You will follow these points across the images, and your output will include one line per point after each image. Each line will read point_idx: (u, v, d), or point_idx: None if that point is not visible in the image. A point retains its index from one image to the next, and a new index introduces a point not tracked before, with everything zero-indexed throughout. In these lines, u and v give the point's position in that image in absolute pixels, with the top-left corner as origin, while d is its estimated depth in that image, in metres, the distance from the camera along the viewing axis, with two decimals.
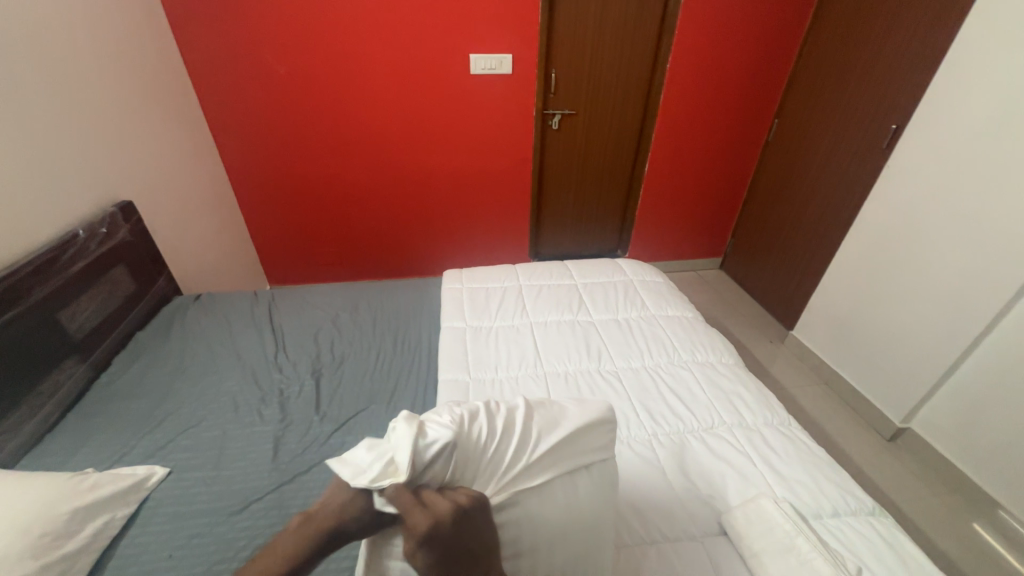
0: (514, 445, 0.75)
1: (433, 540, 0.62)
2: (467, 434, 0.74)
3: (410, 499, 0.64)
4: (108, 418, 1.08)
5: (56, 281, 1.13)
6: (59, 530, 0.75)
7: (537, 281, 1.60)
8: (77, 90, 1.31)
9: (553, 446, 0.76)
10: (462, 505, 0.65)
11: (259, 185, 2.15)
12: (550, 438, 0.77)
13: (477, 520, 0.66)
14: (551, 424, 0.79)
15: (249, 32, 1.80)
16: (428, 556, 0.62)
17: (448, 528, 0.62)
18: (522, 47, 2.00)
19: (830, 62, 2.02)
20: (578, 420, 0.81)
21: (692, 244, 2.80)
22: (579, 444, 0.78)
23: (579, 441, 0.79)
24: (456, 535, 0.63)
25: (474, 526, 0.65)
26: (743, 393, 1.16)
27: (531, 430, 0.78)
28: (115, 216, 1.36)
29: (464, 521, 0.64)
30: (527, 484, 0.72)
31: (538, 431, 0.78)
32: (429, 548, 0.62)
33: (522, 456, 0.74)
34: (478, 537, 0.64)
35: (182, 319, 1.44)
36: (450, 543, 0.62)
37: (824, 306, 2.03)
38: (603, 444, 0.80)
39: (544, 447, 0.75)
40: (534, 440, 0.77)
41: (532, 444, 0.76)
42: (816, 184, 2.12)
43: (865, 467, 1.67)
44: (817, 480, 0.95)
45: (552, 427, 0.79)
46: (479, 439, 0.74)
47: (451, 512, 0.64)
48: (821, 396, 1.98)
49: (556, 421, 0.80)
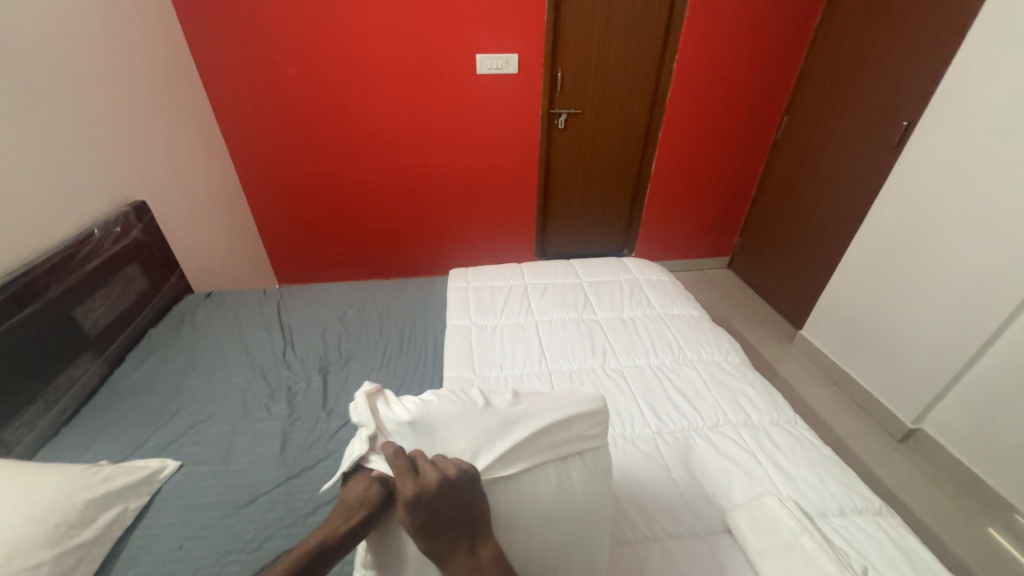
0: (505, 431, 0.75)
1: (418, 506, 0.65)
2: (444, 400, 0.79)
3: (400, 463, 0.69)
4: (120, 413, 1.10)
5: (71, 279, 1.16)
6: (74, 520, 0.77)
7: (542, 280, 1.60)
8: (92, 93, 1.34)
9: (543, 429, 0.76)
10: (449, 477, 0.67)
11: (269, 185, 2.17)
12: (539, 421, 0.77)
13: (464, 494, 0.67)
14: (541, 409, 0.80)
15: (258, 35, 1.82)
16: (416, 519, 0.66)
17: (432, 497, 0.65)
18: (527, 46, 2.00)
19: (840, 59, 2.00)
20: (571, 409, 0.81)
21: (700, 243, 2.78)
22: (570, 430, 0.79)
23: (572, 427, 0.79)
24: (441, 505, 0.65)
25: (461, 499, 0.66)
26: (749, 392, 1.16)
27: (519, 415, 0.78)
28: (129, 215, 1.39)
29: (450, 492, 0.66)
30: (515, 469, 0.72)
31: (527, 414, 0.79)
32: (415, 514, 0.65)
33: (509, 434, 0.75)
34: (464, 508, 0.66)
35: (194, 316, 1.47)
36: (434, 512, 0.65)
37: (833, 305, 2.01)
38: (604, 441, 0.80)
39: (532, 428, 0.75)
40: (523, 421, 0.77)
41: (520, 427, 0.76)
42: (826, 181, 2.09)
43: (875, 469, 1.65)
44: (824, 479, 0.94)
45: (541, 412, 0.79)
46: (458, 408, 0.77)
47: (438, 484, 0.65)
48: (830, 396, 1.96)
49: (548, 408, 0.80)
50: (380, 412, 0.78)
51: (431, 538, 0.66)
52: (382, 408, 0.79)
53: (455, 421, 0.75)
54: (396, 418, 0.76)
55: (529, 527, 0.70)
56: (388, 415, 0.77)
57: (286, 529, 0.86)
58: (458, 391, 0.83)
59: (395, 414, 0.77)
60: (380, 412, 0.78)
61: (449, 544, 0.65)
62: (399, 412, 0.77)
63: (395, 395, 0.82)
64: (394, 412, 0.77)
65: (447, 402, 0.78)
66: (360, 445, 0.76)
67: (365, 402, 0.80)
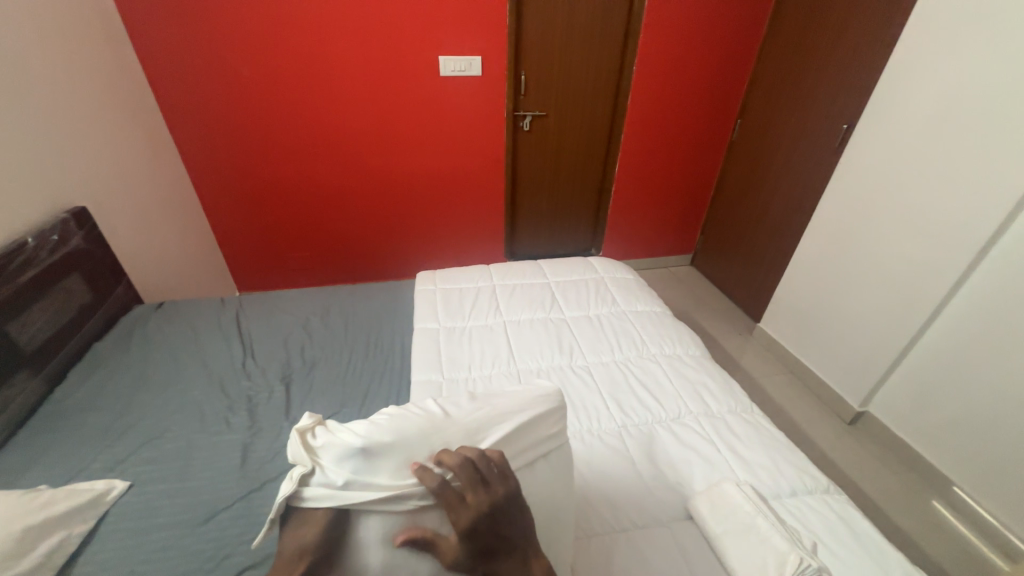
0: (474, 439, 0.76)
1: (474, 528, 0.65)
2: (396, 419, 0.76)
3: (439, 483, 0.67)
4: (62, 433, 1.03)
5: (3, 292, 1.08)
6: (11, 550, 0.72)
7: (510, 280, 1.61)
8: (25, 92, 1.25)
9: (509, 434, 0.77)
10: (500, 491, 0.68)
11: (225, 189, 2.09)
12: (503, 428, 0.78)
13: (514, 508, 0.69)
14: (503, 413, 0.80)
15: (209, 33, 1.75)
16: (472, 544, 0.65)
17: (489, 515, 0.66)
18: (491, 48, 2.02)
19: (785, 66, 2.12)
20: (532, 409, 0.82)
21: (663, 241, 2.87)
22: (537, 430, 0.80)
23: (536, 427, 0.81)
24: (497, 528, 0.66)
25: (512, 513, 0.68)
26: (708, 383, 1.21)
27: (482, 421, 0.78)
28: (68, 222, 1.31)
29: (503, 514, 0.67)
30: None
31: (489, 421, 0.79)
32: (471, 536, 0.65)
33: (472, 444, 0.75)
34: (518, 526, 0.68)
35: (143, 328, 1.39)
36: (493, 530, 0.66)
37: (787, 298, 2.12)
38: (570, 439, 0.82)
39: (499, 435, 0.76)
40: (486, 429, 0.77)
41: (485, 434, 0.77)
42: (777, 181, 2.21)
43: (827, 451, 1.75)
44: (777, 462, 1.00)
45: (505, 416, 0.80)
46: (414, 424, 0.75)
47: (488, 502, 0.67)
48: (787, 384, 2.06)
49: (511, 410, 0.81)
50: (318, 444, 0.74)
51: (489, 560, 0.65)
52: (320, 441, 0.75)
53: (410, 439, 0.72)
54: (336, 447, 0.71)
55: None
56: (327, 447, 0.73)
57: (247, 545, 0.83)
58: (409, 407, 0.81)
59: (333, 444, 0.72)
60: (319, 445, 0.74)
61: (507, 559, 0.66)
62: (337, 441, 0.73)
63: (336, 426, 0.78)
64: (333, 443, 0.73)
65: (396, 420, 0.75)
66: (294, 483, 0.69)
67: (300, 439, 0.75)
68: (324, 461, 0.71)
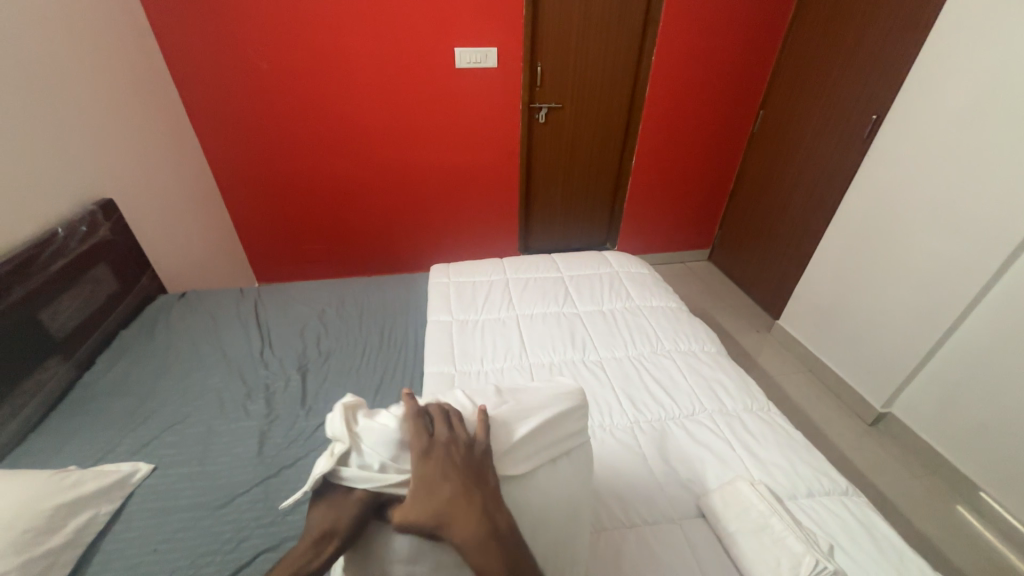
0: (503, 435, 0.76)
1: (432, 459, 0.69)
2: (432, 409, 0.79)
3: (418, 421, 0.73)
4: (91, 416, 1.08)
5: (35, 280, 1.13)
6: (43, 526, 0.75)
7: (523, 274, 1.61)
8: (54, 88, 1.29)
9: (534, 431, 0.77)
10: (468, 442, 0.72)
11: (245, 183, 2.13)
12: (529, 424, 0.78)
13: (477, 459, 0.71)
14: (528, 411, 0.81)
15: (229, 28, 1.77)
16: (428, 477, 0.67)
17: (452, 455, 0.69)
18: (507, 40, 2.00)
19: (811, 55, 2.05)
20: (554, 407, 0.82)
21: (680, 236, 2.82)
22: (559, 428, 0.80)
23: (557, 426, 0.80)
24: (464, 456, 0.70)
25: (474, 463, 0.70)
26: (724, 380, 1.19)
27: (510, 418, 0.79)
28: (96, 214, 1.35)
29: (472, 451, 0.71)
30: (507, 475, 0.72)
31: (515, 417, 0.79)
32: (428, 468, 0.68)
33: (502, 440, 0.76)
34: (480, 467, 0.70)
35: (167, 317, 1.44)
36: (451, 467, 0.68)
37: (809, 295, 2.06)
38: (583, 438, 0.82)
39: (526, 431, 0.77)
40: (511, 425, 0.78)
41: (513, 429, 0.77)
42: (800, 174, 2.14)
43: (847, 452, 1.71)
44: (793, 462, 0.98)
45: (528, 413, 0.80)
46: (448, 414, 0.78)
47: (452, 443, 0.71)
48: (805, 383, 2.01)
49: (533, 408, 0.81)
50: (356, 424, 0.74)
51: (439, 495, 0.65)
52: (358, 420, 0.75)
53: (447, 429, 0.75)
54: (375, 431, 0.72)
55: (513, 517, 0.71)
56: (365, 428, 0.73)
57: (264, 529, 0.85)
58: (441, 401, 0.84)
59: (373, 427, 0.73)
60: (357, 424, 0.74)
61: (460, 502, 0.65)
62: (377, 424, 0.73)
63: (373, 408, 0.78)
64: (374, 425, 0.73)
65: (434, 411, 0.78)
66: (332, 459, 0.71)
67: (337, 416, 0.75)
68: (362, 442, 0.72)
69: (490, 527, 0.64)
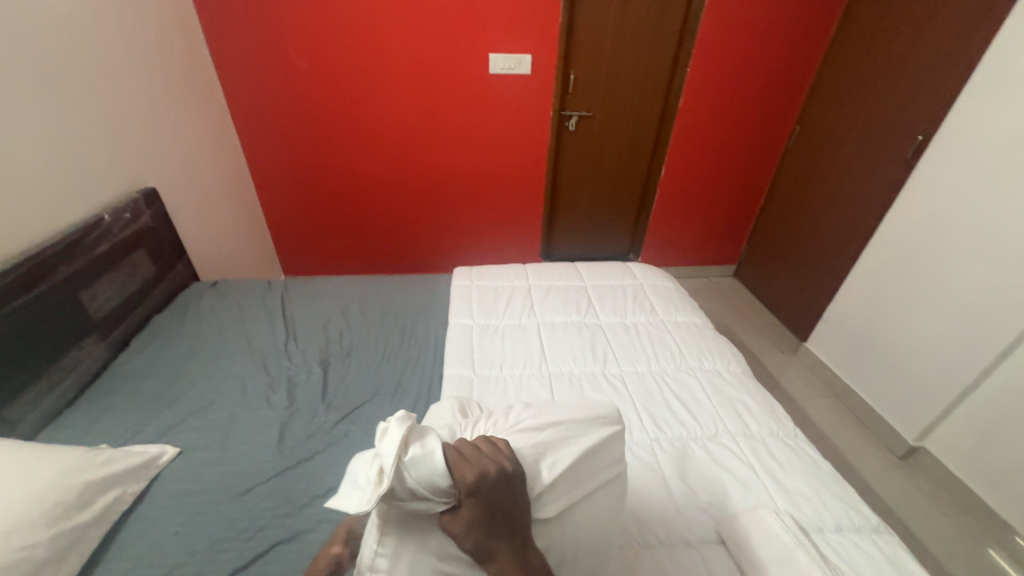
0: (543, 464, 0.74)
1: (480, 496, 0.64)
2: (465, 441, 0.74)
3: (462, 458, 0.68)
4: (122, 396, 1.11)
5: (79, 262, 1.17)
6: (73, 501, 0.78)
7: (546, 281, 1.60)
8: (108, 81, 1.35)
9: (575, 460, 0.75)
10: (512, 476, 0.68)
11: (278, 178, 2.19)
12: (565, 456, 0.76)
13: (519, 492, 0.68)
14: (567, 437, 0.78)
15: (274, 28, 1.84)
16: (473, 510, 0.65)
17: (498, 493, 0.66)
18: (542, 47, 2.00)
19: (853, 72, 1.99)
20: (592, 433, 0.80)
21: (706, 251, 2.76)
22: (600, 458, 0.78)
23: (597, 456, 0.78)
24: (508, 494, 0.67)
25: (517, 497, 0.68)
26: (748, 402, 1.15)
27: (548, 445, 0.77)
28: (139, 201, 1.40)
29: (516, 486, 0.68)
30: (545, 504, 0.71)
31: (553, 444, 0.77)
32: (474, 503, 0.64)
33: (541, 474, 0.73)
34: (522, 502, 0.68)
35: (198, 304, 1.48)
36: (497, 504, 0.65)
37: (841, 318, 1.99)
38: (600, 451, 0.80)
39: (567, 459, 0.75)
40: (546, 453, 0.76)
41: (552, 457, 0.75)
42: (836, 193, 2.07)
43: (874, 485, 1.63)
44: (821, 493, 0.94)
45: (563, 439, 0.78)
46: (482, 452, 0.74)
47: (498, 477, 0.66)
48: (831, 409, 1.94)
49: (565, 432, 0.79)
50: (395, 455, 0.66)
51: (485, 532, 0.64)
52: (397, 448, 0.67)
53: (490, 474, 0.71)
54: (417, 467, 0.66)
55: (530, 537, 0.67)
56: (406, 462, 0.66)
57: (281, 521, 0.86)
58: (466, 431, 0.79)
59: (416, 467, 0.66)
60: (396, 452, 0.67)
61: (502, 538, 0.64)
62: (420, 464, 0.66)
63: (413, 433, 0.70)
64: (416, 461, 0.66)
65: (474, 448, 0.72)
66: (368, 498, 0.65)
67: (385, 433, 0.71)
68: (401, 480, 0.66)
69: (526, 564, 0.64)
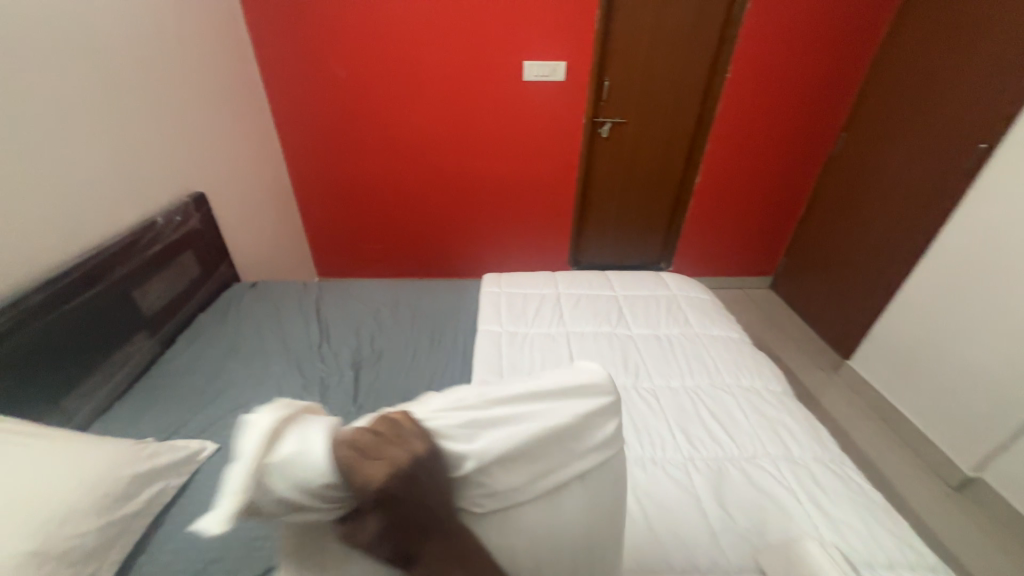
0: (472, 448, 0.55)
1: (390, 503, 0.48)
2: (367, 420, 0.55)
3: (357, 451, 0.48)
4: (167, 391, 1.17)
5: (134, 262, 1.24)
6: (119, 493, 0.81)
7: (576, 290, 1.58)
8: (164, 91, 1.43)
9: (519, 447, 0.56)
10: (430, 469, 0.50)
11: (315, 182, 2.26)
12: (503, 439, 0.56)
13: (442, 484, 0.51)
14: (514, 415, 0.59)
15: (317, 39, 1.91)
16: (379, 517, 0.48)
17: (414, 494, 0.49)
18: (576, 54, 1.99)
19: (906, 76, 1.88)
20: (551, 411, 0.61)
21: (742, 262, 2.67)
22: (555, 443, 0.60)
23: (552, 440, 0.60)
24: (428, 491, 0.50)
25: (440, 493, 0.51)
26: (789, 423, 1.10)
27: (485, 425, 0.57)
28: (189, 205, 1.47)
29: (436, 479, 0.51)
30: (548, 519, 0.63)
31: (490, 423, 0.58)
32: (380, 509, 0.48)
33: (466, 461, 0.54)
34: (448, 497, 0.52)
35: (238, 304, 1.54)
36: (417, 510, 0.49)
37: (889, 337, 1.89)
38: (567, 438, 0.61)
39: (506, 444, 0.56)
40: (482, 433, 0.57)
41: (487, 439, 0.56)
42: (886, 204, 1.96)
43: (925, 517, 1.52)
44: (870, 526, 0.88)
45: (509, 418, 0.58)
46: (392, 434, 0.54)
47: (412, 473, 0.49)
48: (877, 432, 1.82)
49: (513, 409, 0.59)
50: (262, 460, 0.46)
51: (399, 541, 0.49)
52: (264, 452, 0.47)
53: None
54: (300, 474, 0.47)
55: (539, 559, 0.60)
56: (280, 469, 0.47)
57: None
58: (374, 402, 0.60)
59: (297, 475, 0.47)
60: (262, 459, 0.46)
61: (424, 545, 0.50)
62: (299, 474, 0.47)
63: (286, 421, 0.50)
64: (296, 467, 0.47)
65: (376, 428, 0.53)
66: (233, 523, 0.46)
67: (242, 427, 0.49)
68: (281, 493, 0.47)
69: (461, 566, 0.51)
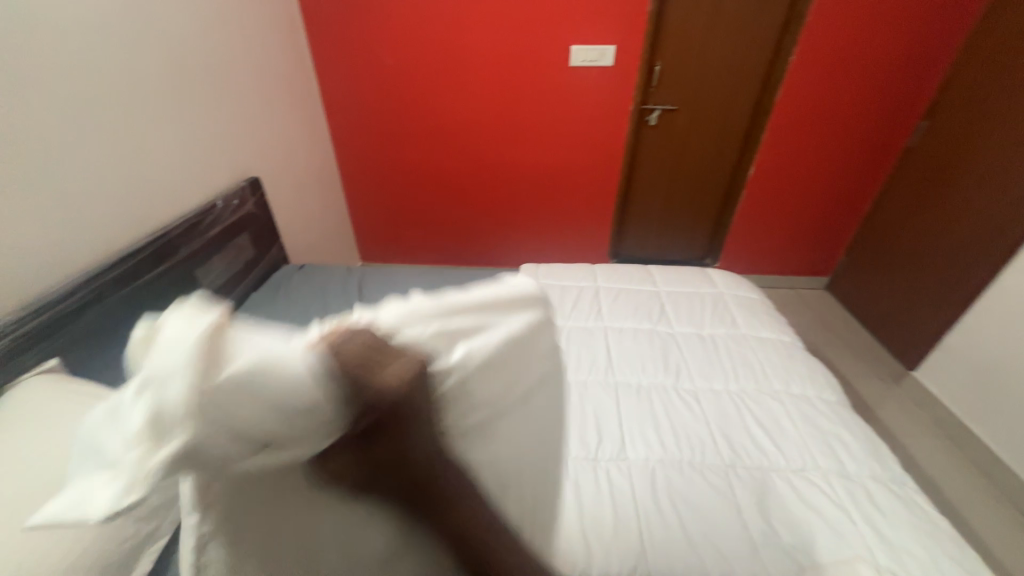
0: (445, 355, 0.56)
1: (381, 412, 0.48)
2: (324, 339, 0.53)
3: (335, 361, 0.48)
4: None
5: (196, 243, 1.32)
6: None
7: (616, 284, 1.54)
8: (225, 79, 1.50)
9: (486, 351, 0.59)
10: (415, 376, 0.52)
11: (361, 169, 2.31)
12: (472, 348, 0.59)
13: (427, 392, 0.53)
14: (474, 323, 0.62)
15: (367, 27, 1.93)
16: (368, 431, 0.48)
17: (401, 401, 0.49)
18: (627, 37, 1.91)
19: (1006, 56, 1.66)
20: (504, 322, 0.66)
21: (796, 260, 2.50)
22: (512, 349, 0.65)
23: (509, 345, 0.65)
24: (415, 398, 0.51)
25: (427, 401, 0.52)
26: (844, 436, 1.02)
27: (449, 333, 0.59)
28: (245, 189, 1.55)
29: (420, 388, 0.52)
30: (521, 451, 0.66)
31: (457, 334, 0.59)
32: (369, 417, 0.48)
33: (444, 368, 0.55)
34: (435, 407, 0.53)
35: (288, 285, 1.62)
36: (402, 414, 0.50)
37: (967, 352, 1.73)
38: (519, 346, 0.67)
39: (476, 348, 0.59)
40: (451, 343, 0.58)
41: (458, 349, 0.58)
42: (971, 201, 1.77)
43: (995, 547, 1.39)
44: (934, 554, 0.81)
45: (471, 327, 0.61)
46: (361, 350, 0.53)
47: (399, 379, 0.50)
48: (943, 452, 1.67)
49: (472, 320, 0.62)
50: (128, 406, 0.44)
51: (392, 460, 0.49)
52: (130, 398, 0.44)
53: None
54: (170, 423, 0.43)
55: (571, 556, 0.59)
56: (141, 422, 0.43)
57: None
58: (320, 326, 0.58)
59: (256, 387, 0.45)
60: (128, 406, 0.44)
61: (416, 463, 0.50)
62: (250, 391, 0.45)
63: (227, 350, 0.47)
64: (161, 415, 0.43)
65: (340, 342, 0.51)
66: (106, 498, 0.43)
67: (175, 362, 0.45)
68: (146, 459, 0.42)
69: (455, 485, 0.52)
